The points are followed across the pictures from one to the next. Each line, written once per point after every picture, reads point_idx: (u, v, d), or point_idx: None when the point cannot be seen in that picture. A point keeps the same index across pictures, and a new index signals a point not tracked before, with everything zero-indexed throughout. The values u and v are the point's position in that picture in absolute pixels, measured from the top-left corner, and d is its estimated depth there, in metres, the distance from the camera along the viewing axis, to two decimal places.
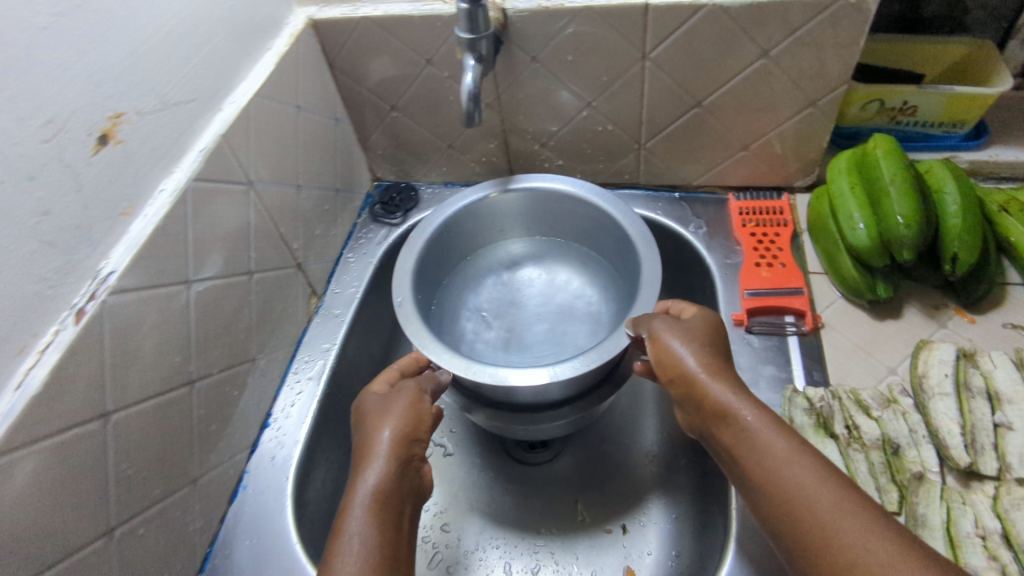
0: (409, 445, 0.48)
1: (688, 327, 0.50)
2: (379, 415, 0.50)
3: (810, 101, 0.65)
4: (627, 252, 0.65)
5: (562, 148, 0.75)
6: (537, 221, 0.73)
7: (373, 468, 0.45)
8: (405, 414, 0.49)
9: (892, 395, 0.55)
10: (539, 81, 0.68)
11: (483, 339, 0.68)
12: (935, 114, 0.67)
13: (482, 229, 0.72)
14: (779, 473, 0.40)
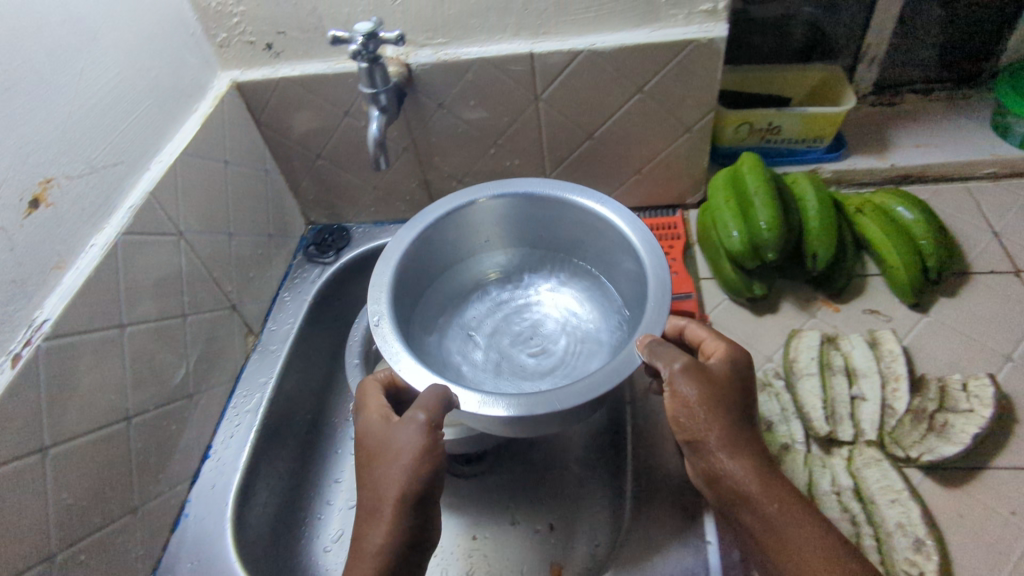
0: (417, 499, 0.46)
1: (711, 377, 0.46)
2: (384, 449, 0.48)
3: (685, 128, 0.73)
4: (619, 256, 0.65)
5: (477, 183, 0.82)
6: (520, 234, 0.72)
7: (377, 530, 0.45)
8: (410, 456, 0.46)
9: (768, 378, 0.62)
10: (448, 125, 0.75)
11: (475, 359, 0.67)
12: (796, 133, 0.77)
13: (463, 247, 0.71)
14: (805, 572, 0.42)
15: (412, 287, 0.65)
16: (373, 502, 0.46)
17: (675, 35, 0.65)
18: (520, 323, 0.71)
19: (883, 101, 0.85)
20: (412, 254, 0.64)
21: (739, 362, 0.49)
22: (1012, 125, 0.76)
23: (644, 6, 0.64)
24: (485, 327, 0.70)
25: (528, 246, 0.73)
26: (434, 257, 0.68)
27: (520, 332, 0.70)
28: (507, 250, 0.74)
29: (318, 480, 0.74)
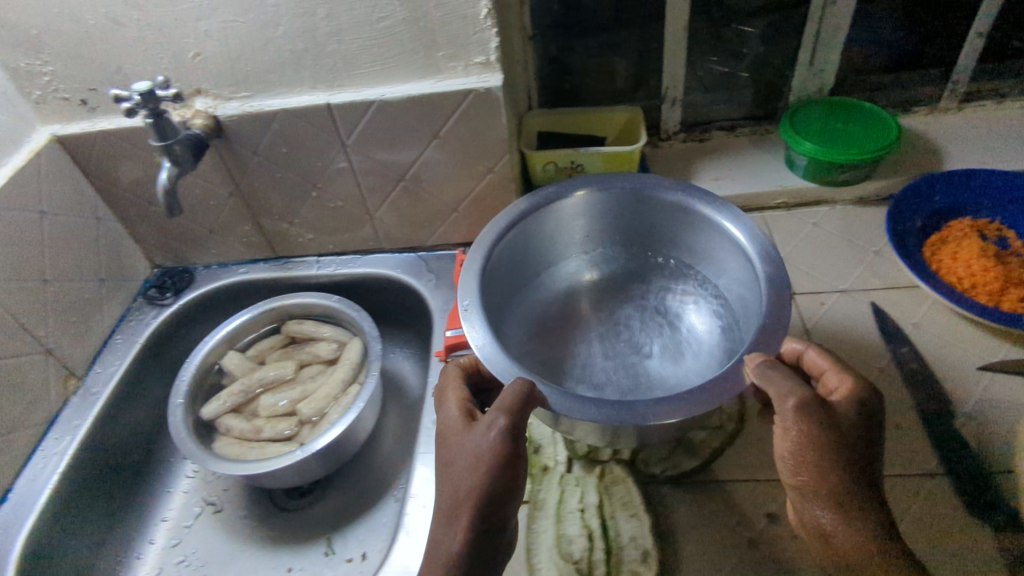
0: (483, 506, 0.49)
1: (833, 420, 0.50)
2: (462, 452, 0.52)
3: (487, 168, 0.78)
4: (722, 260, 0.75)
5: (308, 225, 0.86)
6: (606, 238, 0.83)
7: (456, 530, 0.49)
8: (479, 458, 0.50)
9: None
10: (267, 171, 0.80)
11: (640, 344, 0.77)
12: (600, 170, 0.82)
13: (553, 248, 0.82)
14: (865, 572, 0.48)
15: (496, 291, 0.75)
16: (456, 500, 0.50)
17: (457, 85, 0.70)
18: (645, 304, 0.82)
19: (693, 138, 0.91)
20: (509, 248, 0.76)
21: (865, 398, 0.52)
22: (794, 159, 0.83)
23: (423, 59, 0.69)
24: (611, 309, 0.82)
25: (625, 242, 0.83)
26: (508, 269, 0.78)
27: (645, 314, 0.81)
28: (588, 249, 0.84)
29: (139, 521, 0.78)
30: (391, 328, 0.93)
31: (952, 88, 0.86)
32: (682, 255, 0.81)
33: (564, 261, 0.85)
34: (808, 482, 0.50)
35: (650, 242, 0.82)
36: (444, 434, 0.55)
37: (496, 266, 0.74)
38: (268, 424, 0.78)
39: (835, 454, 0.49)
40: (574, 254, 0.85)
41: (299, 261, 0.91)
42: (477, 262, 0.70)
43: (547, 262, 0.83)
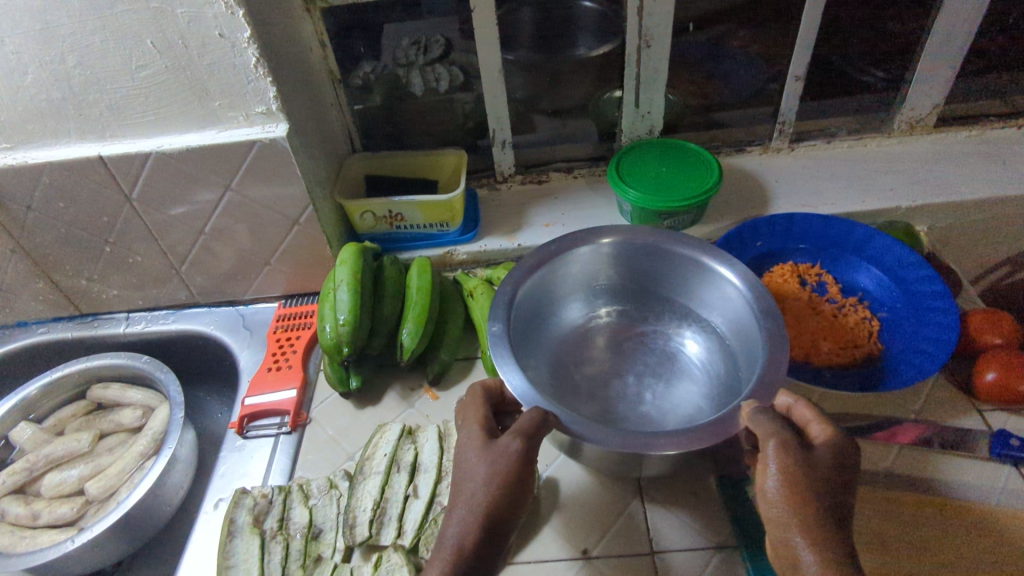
0: (513, 493, 0.47)
1: (811, 458, 0.45)
2: (466, 470, 0.49)
3: (292, 220, 0.74)
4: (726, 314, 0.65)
5: (109, 280, 0.79)
6: (631, 281, 0.71)
7: (468, 519, 0.46)
8: (501, 464, 0.48)
9: (336, 480, 0.62)
10: (48, 226, 0.72)
11: (634, 389, 0.66)
12: (421, 219, 0.78)
13: (562, 286, 0.69)
14: None
15: (517, 334, 0.63)
16: (460, 519, 0.46)
17: (238, 136, 0.66)
18: (658, 348, 0.69)
19: (530, 180, 0.88)
20: (540, 279, 0.66)
21: (848, 446, 0.46)
22: (619, 204, 0.80)
23: (199, 109, 0.64)
24: (628, 355, 0.69)
25: (629, 281, 0.71)
26: (529, 306, 0.66)
27: (654, 359, 0.68)
28: (601, 286, 0.71)
29: None
30: (214, 387, 0.86)
31: (780, 128, 0.85)
32: (695, 299, 0.68)
33: (586, 298, 0.72)
34: (790, 520, 0.43)
35: (653, 283, 0.70)
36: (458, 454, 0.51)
37: (524, 297, 0.65)
38: (47, 507, 0.70)
39: (831, 492, 0.43)
40: (608, 293, 0.72)
41: (107, 318, 0.83)
42: (505, 290, 0.62)
43: (573, 297, 0.71)
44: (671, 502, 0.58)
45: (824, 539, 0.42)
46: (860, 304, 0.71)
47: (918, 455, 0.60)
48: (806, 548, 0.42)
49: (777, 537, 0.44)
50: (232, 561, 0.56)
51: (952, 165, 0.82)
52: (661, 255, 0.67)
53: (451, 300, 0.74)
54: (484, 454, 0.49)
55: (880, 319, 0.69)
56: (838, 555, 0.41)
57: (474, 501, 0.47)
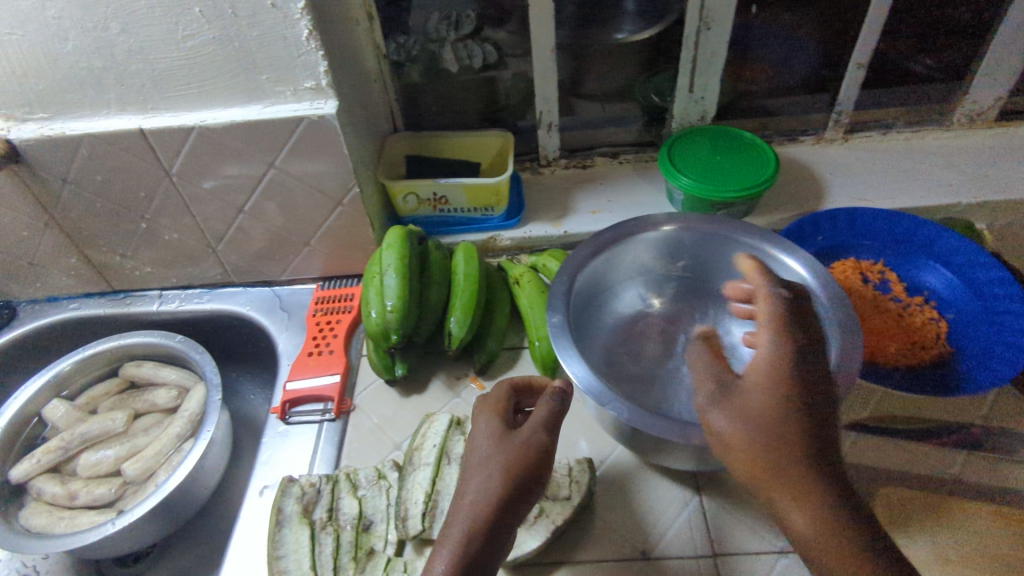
0: (531, 477, 0.46)
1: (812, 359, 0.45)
2: (478, 452, 0.48)
3: (335, 201, 0.71)
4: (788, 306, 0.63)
5: (142, 257, 0.77)
6: (688, 270, 0.69)
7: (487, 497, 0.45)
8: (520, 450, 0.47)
9: (384, 470, 0.61)
10: (83, 200, 0.70)
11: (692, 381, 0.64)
12: (466, 202, 0.76)
13: (617, 273, 0.68)
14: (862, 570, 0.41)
15: (572, 322, 0.62)
16: (472, 505, 0.45)
17: (285, 113, 0.63)
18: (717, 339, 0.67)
19: (575, 164, 0.86)
20: (595, 265, 0.64)
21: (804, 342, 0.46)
22: (671, 193, 0.78)
23: (245, 83, 0.62)
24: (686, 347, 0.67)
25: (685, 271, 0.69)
26: (586, 291, 0.65)
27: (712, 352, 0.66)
28: (655, 275, 0.70)
29: None
30: (247, 368, 0.85)
31: (836, 118, 0.83)
32: (757, 292, 0.65)
33: (640, 287, 0.70)
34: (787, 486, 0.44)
35: (710, 273, 0.68)
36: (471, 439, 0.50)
37: (580, 283, 0.63)
38: (84, 487, 0.69)
39: (772, 408, 0.44)
40: (663, 282, 0.70)
41: (140, 295, 0.81)
42: (562, 277, 0.61)
43: (627, 286, 0.70)
44: (730, 504, 0.56)
45: (784, 444, 0.44)
46: (926, 306, 0.69)
47: (980, 462, 0.58)
48: (761, 479, 0.43)
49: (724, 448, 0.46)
50: (281, 551, 0.55)
51: (1012, 160, 0.80)
52: (721, 244, 0.65)
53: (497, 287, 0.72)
54: (502, 441, 0.48)
55: (947, 321, 0.68)
56: (797, 479, 0.43)
57: (487, 485, 0.45)
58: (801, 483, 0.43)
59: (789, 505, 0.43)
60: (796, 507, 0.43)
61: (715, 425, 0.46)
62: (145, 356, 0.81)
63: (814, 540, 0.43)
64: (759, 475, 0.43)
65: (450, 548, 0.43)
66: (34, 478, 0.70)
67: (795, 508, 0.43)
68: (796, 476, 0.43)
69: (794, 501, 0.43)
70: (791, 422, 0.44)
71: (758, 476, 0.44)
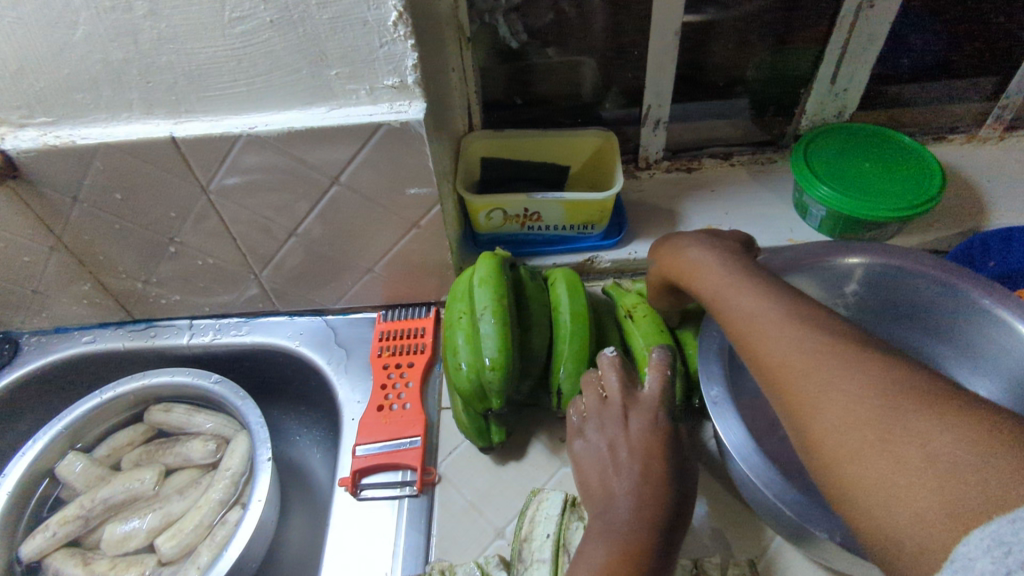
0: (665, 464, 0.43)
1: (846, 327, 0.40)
2: (614, 444, 0.45)
3: (411, 222, 0.58)
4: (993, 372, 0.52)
5: (169, 284, 0.63)
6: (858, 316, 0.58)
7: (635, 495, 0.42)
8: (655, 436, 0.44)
9: (488, 568, 0.49)
10: (98, 220, 0.56)
11: None
12: (562, 220, 0.63)
13: None
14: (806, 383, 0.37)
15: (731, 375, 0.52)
16: (615, 515, 0.41)
17: (358, 117, 0.49)
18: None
19: (679, 166, 0.75)
20: None
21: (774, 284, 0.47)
22: (808, 206, 0.66)
23: (308, 80, 0.48)
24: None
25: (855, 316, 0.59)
26: None
27: None
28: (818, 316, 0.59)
29: None
30: (294, 407, 0.73)
31: (998, 112, 0.72)
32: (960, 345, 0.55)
33: None
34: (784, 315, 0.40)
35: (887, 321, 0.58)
36: (603, 427, 0.46)
37: None
38: (111, 569, 0.57)
39: (792, 300, 0.42)
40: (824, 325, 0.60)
41: (165, 326, 0.68)
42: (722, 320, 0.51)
43: None
44: None
45: (818, 317, 0.40)
46: None
47: None
48: (791, 337, 0.39)
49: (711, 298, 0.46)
50: None
51: None
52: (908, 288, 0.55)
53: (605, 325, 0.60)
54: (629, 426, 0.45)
55: None
56: (831, 340, 0.38)
57: (639, 491, 0.42)
58: (833, 333, 0.38)
59: (805, 335, 0.39)
60: (811, 376, 0.37)
61: (733, 303, 0.44)
62: (175, 396, 0.68)
63: (863, 445, 0.33)
64: (787, 337, 0.39)
65: (601, 549, 0.40)
66: (50, 555, 0.58)
67: (793, 352, 0.38)
68: (862, 367, 0.35)
69: (811, 346, 0.38)
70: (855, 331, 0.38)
71: (768, 337, 0.40)
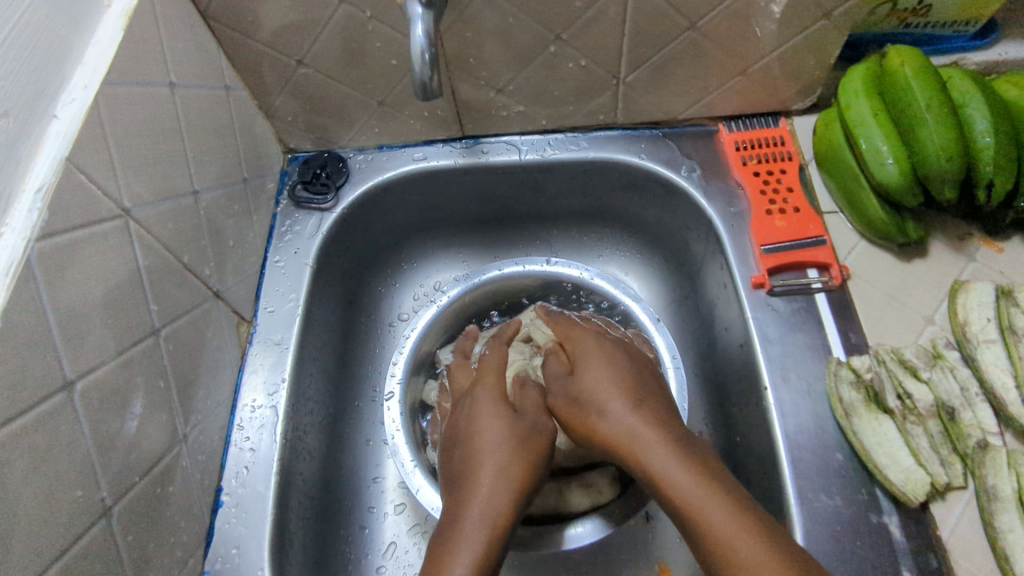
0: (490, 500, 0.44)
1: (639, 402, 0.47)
2: (473, 466, 0.46)
3: (824, 12, 0.53)
4: None
5: (523, 93, 0.61)
6: None
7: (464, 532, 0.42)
8: (493, 479, 0.45)
9: (936, 350, 0.50)
10: (493, 14, 0.52)
11: None
12: (950, 12, 0.57)
13: None
14: (695, 513, 0.39)
15: None
16: (487, 497, 0.44)
17: None
18: None
19: None
20: None
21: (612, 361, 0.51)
22: None
23: None
24: None
25: None
26: None
27: None
28: None
29: (352, 489, 0.60)
30: (607, 229, 0.72)
31: None
32: None
33: None
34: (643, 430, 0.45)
35: None
36: (477, 416, 0.50)
37: None
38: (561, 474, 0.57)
39: (666, 439, 0.44)
40: None
41: (493, 142, 0.66)
42: None
43: None
44: None
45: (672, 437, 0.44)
46: None
47: None
48: (646, 429, 0.45)
49: (628, 446, 0.44)
50: (867, 447, 0.47)
51: None
52: None
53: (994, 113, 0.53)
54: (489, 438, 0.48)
55: None
56: (689, 480, 0.40)
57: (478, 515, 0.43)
58: (692, 457, 0.42)
59: (699, 478, 0.40)
60: (711, 524, 0.38)
61: (600, 406, 0.47)
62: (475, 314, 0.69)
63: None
64: (682, 486, 0.40)
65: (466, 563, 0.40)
66: None
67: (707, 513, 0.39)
68: (688, 460, 0.42)
69: (727, 512, 0.38)
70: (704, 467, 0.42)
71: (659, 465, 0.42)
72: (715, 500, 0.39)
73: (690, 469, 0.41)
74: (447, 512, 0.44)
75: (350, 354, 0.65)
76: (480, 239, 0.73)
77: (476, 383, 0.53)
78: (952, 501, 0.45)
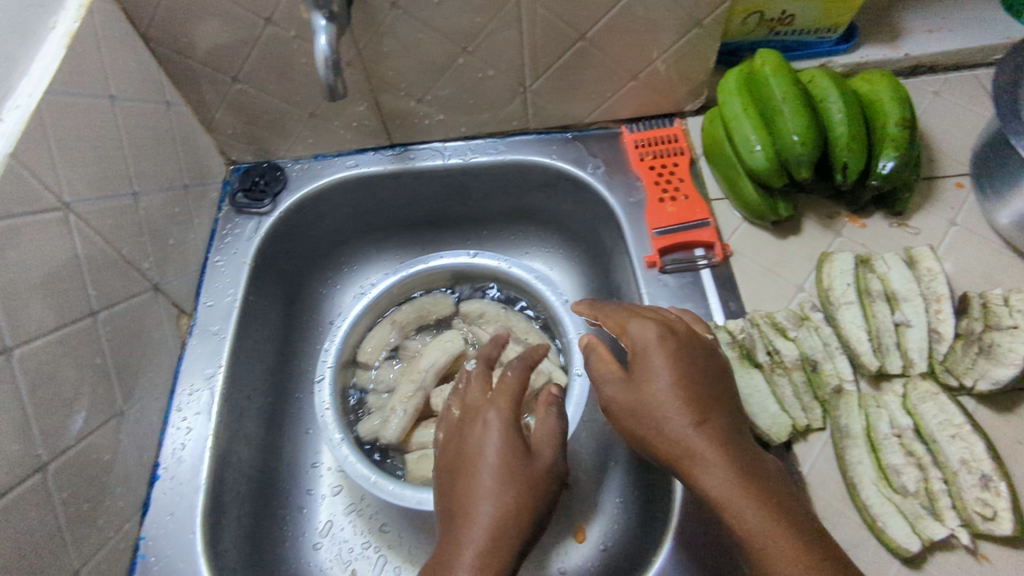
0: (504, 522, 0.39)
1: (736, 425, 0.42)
2: (482, 492, 0.40)
3: (695, 22, 0.60)
4: None
5: (441, 102, 0.67)
6: None
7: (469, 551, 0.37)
8: (515, 500, 0.39)
9: (803, 312, 0.57)
10: (404, 31, 0.59)
11: None
12: (811, 20, 0.65)
13: None
14: (756, 538, 0.36)
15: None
16: (495, 518, 0.39)
17: None
18: None
19: None
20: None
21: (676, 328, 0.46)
22: None
23: None
24: None
25: None
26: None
27: None
28: None
29: (291, 471, 0.64)
30: (530, 227, 0.78)
31: None
32: None
33: None
34: (710, 454, 0.39)
35: None
36: (488, 444, 0.43)
37: None
38: None
39: (742, 464, 0.39)
40: None
41: (419, 149, 0.73)
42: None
43: None
44: None
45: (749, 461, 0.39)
46: None
47: None
48: (722, 459, 0.39)
49: (683, 460, 0.40)
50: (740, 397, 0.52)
51: None
52: None
53: (848, 104, 0.60)
54: (501, 465, 0.41)
55: None
56: (729, 490, 0.38)
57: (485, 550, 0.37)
58: (752, 472, 0.39)
59: (772, 505, 0.37)
60: (773, 542, 0.36)
61: (662, 418, 0.41)
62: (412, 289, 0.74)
63: None
64: (730, 503, 0.38)
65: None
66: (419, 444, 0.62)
67: (776, 532, 0.36)
68: (759, 479, 0.39)
69: (779, 533, 0.36)
70: (767, 487, 0.38)
71: (719, 487, 0.38)
72: (764, 517, 0.37)
73: (746, 487, 0.38)
74: (454, 529, 0.39)
75: (290, 347, 0.70)
76: (414, 239, 0.79)
77: (488, 402, 0.46)
78: (813, 441, 0.51)
